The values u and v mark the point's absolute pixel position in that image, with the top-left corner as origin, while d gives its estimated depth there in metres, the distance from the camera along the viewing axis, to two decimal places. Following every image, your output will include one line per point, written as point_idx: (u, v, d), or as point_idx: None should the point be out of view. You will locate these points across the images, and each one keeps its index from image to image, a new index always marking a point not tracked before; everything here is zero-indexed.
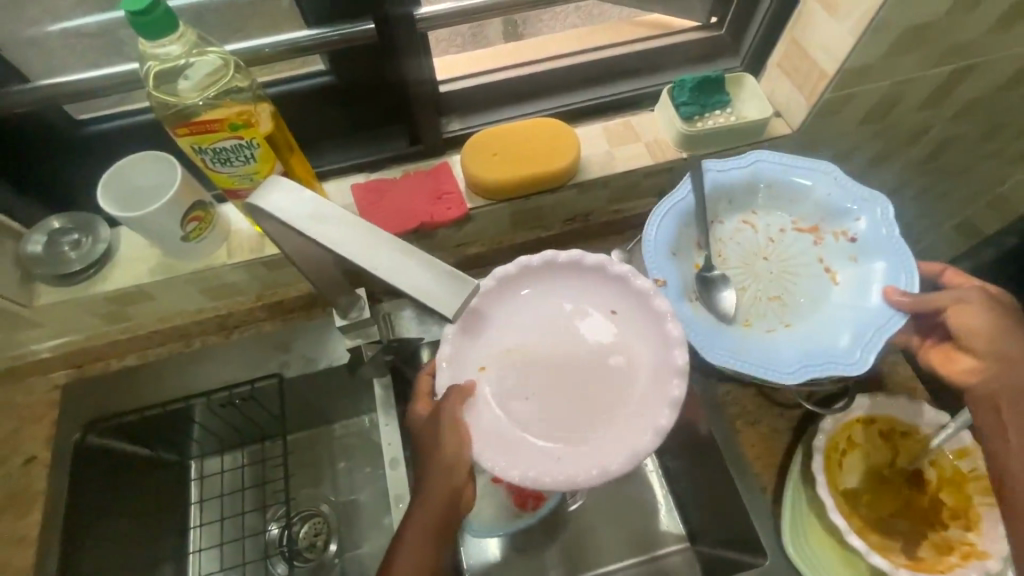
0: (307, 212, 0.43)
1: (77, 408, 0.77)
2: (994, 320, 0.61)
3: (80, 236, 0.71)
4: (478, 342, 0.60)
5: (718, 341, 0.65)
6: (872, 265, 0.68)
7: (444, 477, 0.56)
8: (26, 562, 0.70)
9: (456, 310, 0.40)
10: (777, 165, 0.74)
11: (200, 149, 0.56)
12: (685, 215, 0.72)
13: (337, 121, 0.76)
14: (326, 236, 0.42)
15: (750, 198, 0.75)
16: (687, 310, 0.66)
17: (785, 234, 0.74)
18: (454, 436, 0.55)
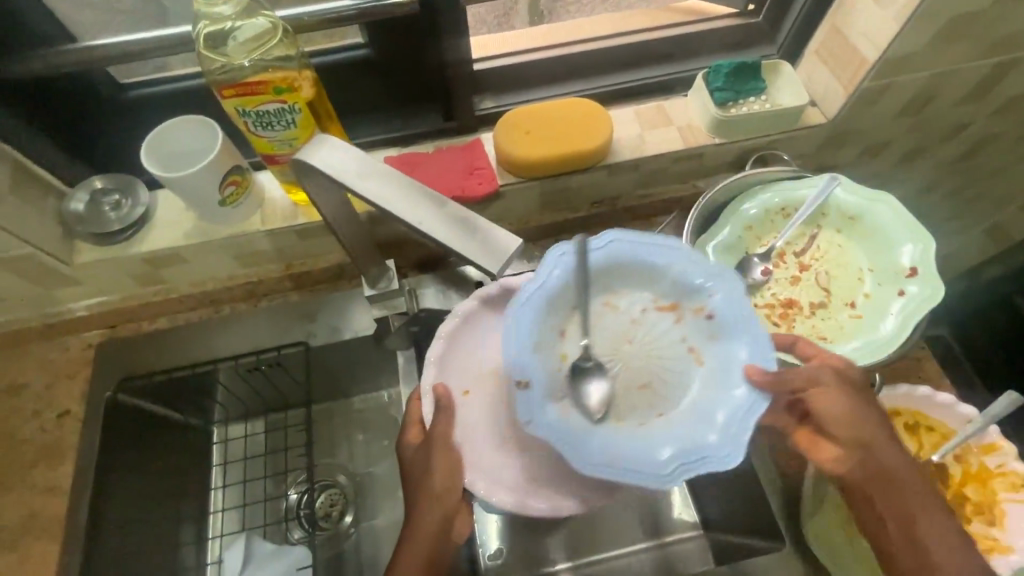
0: (356, 169, 0.45)
1: (110, 367, 0.79)
2: (850, 404, 0.55)
3: (121, 197, 0.72)
4: (460, 365, 0.65)
5: (598, 443, 0.49)
6: (733, 350, 0.52)
7: (432, 506, 0.58)
8: (60, 510, 0.72)
9: (500, 265, 0.43)
10: (629, 243, 0.55)
11: (243, 111, 0.57)
12: (545, 293, 0.53)
13: (373, 95, 0.77)
14: (376, 192, 0.44)
15: (607, 272, 0.56)
16: (561, 418, 0.50)
17: (647, 317, 0.56)
18: (442, 468, 0.59)
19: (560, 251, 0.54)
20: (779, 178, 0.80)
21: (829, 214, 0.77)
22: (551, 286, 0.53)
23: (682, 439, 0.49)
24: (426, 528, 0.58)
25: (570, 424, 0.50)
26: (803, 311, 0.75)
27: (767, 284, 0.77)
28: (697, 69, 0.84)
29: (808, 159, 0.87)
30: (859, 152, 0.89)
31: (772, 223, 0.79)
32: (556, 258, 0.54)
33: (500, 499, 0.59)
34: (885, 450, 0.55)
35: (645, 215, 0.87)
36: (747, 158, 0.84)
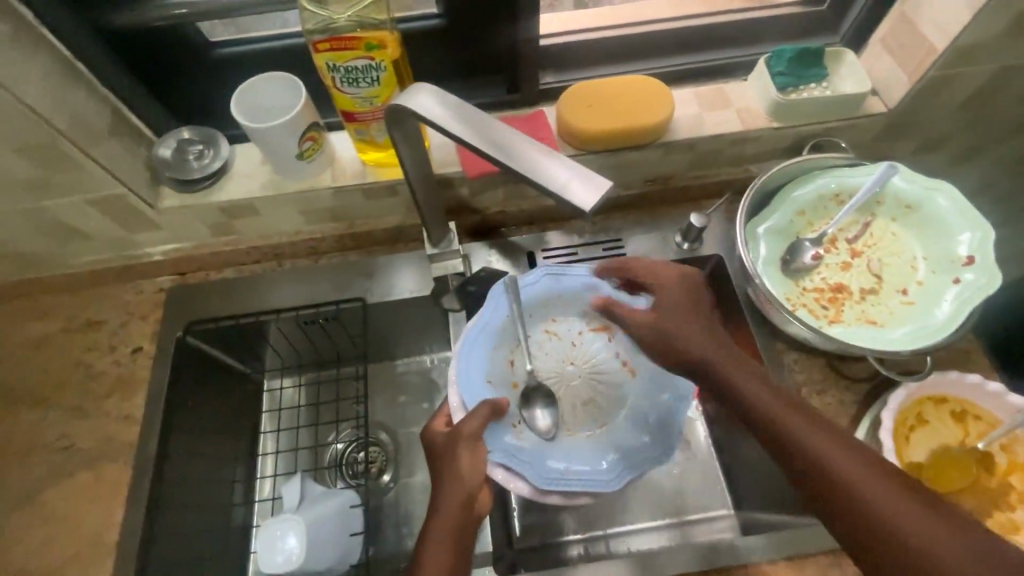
0: (452, 113, 0.48)
1: (180, 309, 0.84)
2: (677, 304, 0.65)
3: (203, 148, 0.77)
4: (479, 361, 0.69)
5: (552, 463, 0.66)
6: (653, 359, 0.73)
7: (456, 485, 0.59)
8: (131, 437, 0.77)
9: (589, 203, 0.41)
10: (566, 274, 0.74)
11: (333, 66, 0.61)
12: (496, 333, 0.71)
13: (442, 65, 0.80)
14: (468, 134, 0.47)
15: (550, 305, 0.75)
16: (518, 445, 0.66)
17: (584, 335, 0.76)
18: (469, 455, 0.60)
19: (500, 293, 0.71)
20: (836, 165, 0.81)
21: (884, 201, 0.78)
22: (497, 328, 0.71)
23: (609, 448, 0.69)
24: (451, 504, 0.58)
25: (528, 446, 0.67)
26: (853, 296, 0.76)
27: (817, 268, 0.78)
28: (757, 55, 0.85)
29: (863, 150, 0.87)
30: (916, 146, 0.89)
31: (825, 208, 0.80)
32: (500, 306, 0.71)
33: (520, 485, 0.63)
34: (699, 349, 0.61)
35: (695, 197, 0.89)
36: (801, 145, 0.85)
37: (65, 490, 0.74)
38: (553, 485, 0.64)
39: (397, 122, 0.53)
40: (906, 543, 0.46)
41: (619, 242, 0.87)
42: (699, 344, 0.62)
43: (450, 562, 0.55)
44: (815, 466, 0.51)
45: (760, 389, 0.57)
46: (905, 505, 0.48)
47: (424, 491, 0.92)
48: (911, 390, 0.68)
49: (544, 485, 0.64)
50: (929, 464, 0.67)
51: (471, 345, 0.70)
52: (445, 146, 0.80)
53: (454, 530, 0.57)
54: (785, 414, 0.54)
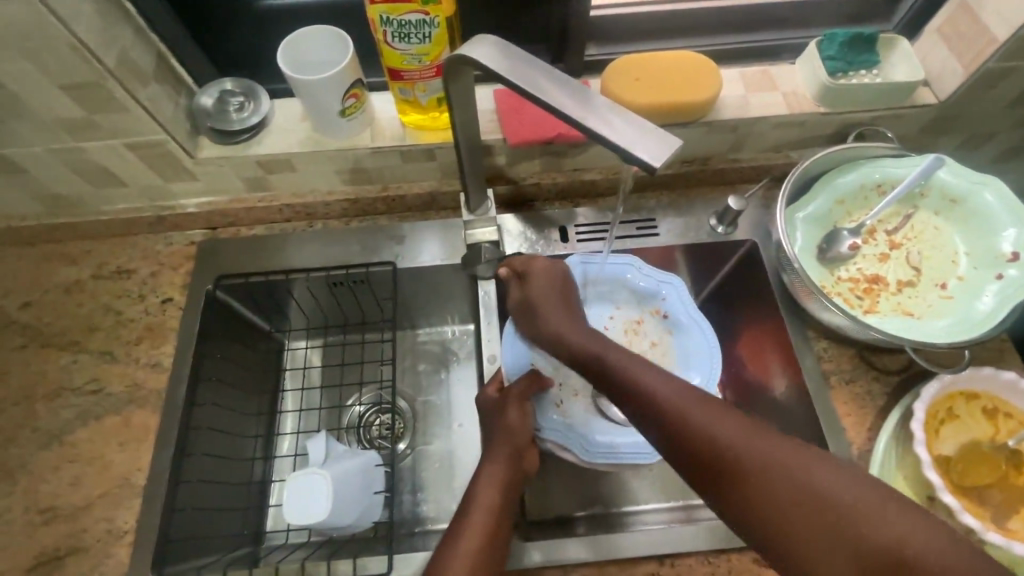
0: (514, 63, 0.47)
1: (208, 263, 0.84)
2: (568, 313, 0.63)
3: (245, 100, 0.76)
4: (520, 348, 0.77)
5: (596, 437, 0.74)
6: (682, 338, 0.79)
7: (505, 434, 0.68)
8: (159, 384, 0.77)
9: (659, 160, 0.40)
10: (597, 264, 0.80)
11: (387, 19, 0.60)
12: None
13: (488, 30, 0.79)
14: (534, 85, 0.46)
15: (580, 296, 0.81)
16: (561, 422, 0.75)
17: (616, 322, 0.82)
18: (519, 410, 0.70)
19: None
20: (880, 155, 0.79)
21: (928, 194, 0.77)
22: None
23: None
24: (502, 447, 0.67)
25: (573, 421, 0.76)
26: (889, 288, 0.75)
27: (853, 258, 0.77)
28: (807, 38, 0.83)
29: (906, 142, 0.86)
30: (960, 141, 0.87)
31: (866, 198, 0.79)
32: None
33: (569, 454, 0.74)
34: (576, 337, 0.60)
35: (732, 180, 0.88)
36: (846, 133, 0.83)
37: (93, 432, 0.75)
38: (598, 455, 0.73)
39: (454, 74, 0.52)
40: (800, 501, 0.43)
41: (653, 222, 0.86)
42: (570, 327, 0.61)
43: (497, 499, 0.62)
44: (696, 435, 0.48)
45: (647, 370, 0.53)
46: (826, 471, 0.43)
47: (441, 460, 0.92)
48: (945, 383, 0.68)
49: (591, 457, 0.73)
50: (957, 458, 0.67)
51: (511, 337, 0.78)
52: (487, 110, 0.79)
53: (502, 485, 0.64)
54: (652, 378, 0.52)
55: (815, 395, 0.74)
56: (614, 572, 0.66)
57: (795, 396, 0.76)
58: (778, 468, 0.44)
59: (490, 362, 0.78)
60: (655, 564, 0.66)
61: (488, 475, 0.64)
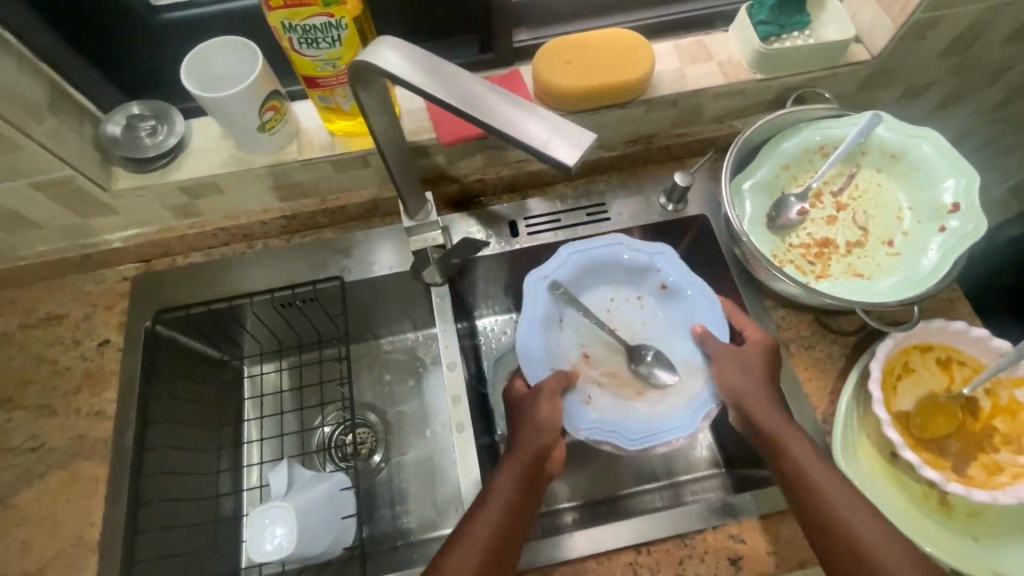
0: (424, 67, 0.44)
1: (145, 298, 0.80)
2: (764, 361, 0.70)
3: (156, 123, 0.72)
4: (540, 352, 0.73)
5: (633, 423, 0.69)
6: (685, 307, 0.77)
7: (535, 432, 0.66)
8: (106, 433, 0.74)
9: (573, 157, 0.38)
10: (589, 250, 0.77)
11: (289, 25, 0.56)
12: (546, 315, 0.75)
13: (409, 25, 0.75)
14: (443, 89, 0.43)
15: (579, 284, 0.78)
16: (597, 416, 0.70)
17: (620, 307, 0.80)
18: (550, 405, 0.67)
19: (531, 295, 0.75)
20: (819, 116, 0.79)
21: (869, 151, 0.77)
22: (549, 314, 0.75)
23: (675, 397, 0.72)
24: (526, 448, 0.66)
25: (609, 413, 0.71)
26: (839, 250, 0.75)
27: (802, 224, 0.77)
28: (737, 4, 0.82)
29: (845, 101, 0.86)
30: (898, 95, 0.87)
31: (810, 162, 0.79)
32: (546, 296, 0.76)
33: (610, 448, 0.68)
34: (755, 389, 0.67)
35: (679, 155, 0.87)
36: (785, 98, 0.82)
37: (40, 491, 0.71)
38: (638, 440, 0.68)
39: (363, 83, 0.48)
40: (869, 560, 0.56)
41: (603, 206, 0.84)
42: (755, 389, 0.67)
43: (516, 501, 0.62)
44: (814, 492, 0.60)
45: (806, 449, 0.63)
46: (875, 527, 0.58)
47: (418, 469, 0.90)
48: (898, 340, 0.68)
49: (631, 443, 0.67)
50: (916, 412, 0.68)
51: (527, 339, 0.74)
52: (419, 108, 0.76)
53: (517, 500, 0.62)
54: (802, 447, 0.63)
55: (777, 364, 0.74)
56: (593, 567, 0.65)
57: None
58: (848, 528, 0.58)
59: (449, 368, 0.76)
60: (632, 553, 0.66)
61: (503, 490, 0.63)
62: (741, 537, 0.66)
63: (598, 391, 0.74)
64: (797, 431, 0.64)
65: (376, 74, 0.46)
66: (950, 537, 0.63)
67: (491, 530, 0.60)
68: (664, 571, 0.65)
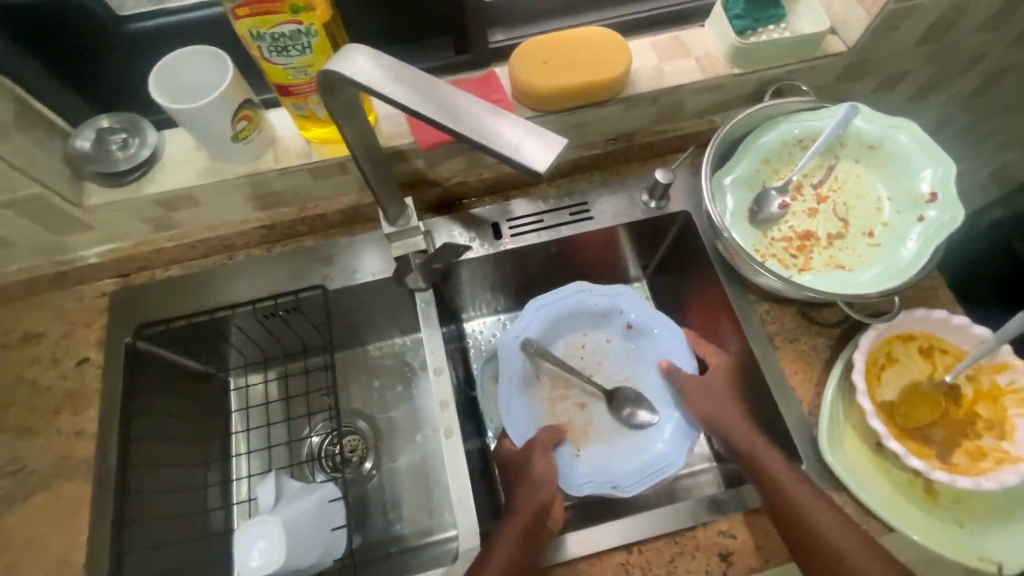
0: (392, 74, 0.43)
1: (125, 314, 0.79)
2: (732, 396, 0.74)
3: (128, 136, 0.70)
4: (521, 413, 0.77)
5: (623, 471, 0.74)
6: (653, 346, 0.81)
7: (533, 488, 0.69)
8: (89, 452, 0.73)
9: (545, 163, 0.38)
10: (549, 303, 0.81)
11: (258, 34, 0.55)
12: (521, 377, 0.79)
13: (383, 28, 0.74)
14: (412, 98, 0.42)
15: (551, 335, 0.82)
16: (587, 470, 0.74)
17: (591, 351, 0.83)
18: (544, 460, 0.72)
19: (502, 358, 0.78)
20: (798, 109, 0.79)
21: (847, 143, 0.77)
22: (523, 373, 0.79)
23: (656, 438, 0.76)
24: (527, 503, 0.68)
25: (598, 459, 0.76)
26: (821, 243, 0.75)
27: (784, 217, 0.77)
28: None
29: (823, 93, 0.86)
30: (875, 85, 0.88)
31: (789, 155, 0.79)
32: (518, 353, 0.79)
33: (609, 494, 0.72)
34: (732, 428, 0.70)
35: (659, 152, 0.87)
36: (763, 91, 0.83)
37: (22, 514, 0.70)
38: (632, 483, 0.73)
39: (331, 93, 0.47)
40: None
41: (586, 206, 0.84)
42: (733, 428, 0.70)
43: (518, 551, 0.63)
44: (805, 526, 0.60)
45: (791, 479, 0.63)
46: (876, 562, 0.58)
47: (410, 475, 0.90)
48: (881, 331, 0.69)
49: (628, 488, 0.72)
50: (899, 401, 0.69)
51: (508, 403, 0.77)
52: (394, 113, 0.75)
53: (522, 541, 0.64)
54: (785, 479, 0.63)
55: (762, 358, 0.74)
56: (585, 569, 0.65)
57: (741, 361, 0.77)
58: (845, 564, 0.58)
59: (435, 374, 0.76)
60: (624, 553, 0.66)
61: (507, 531, 0.65)
62: (732, 533, 0.66)
63: (582, 437, 0.78)
64: (779, 461, 0.65)
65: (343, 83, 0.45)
66: (937, 524, 0.64)
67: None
68: (656, 570, 0.65)
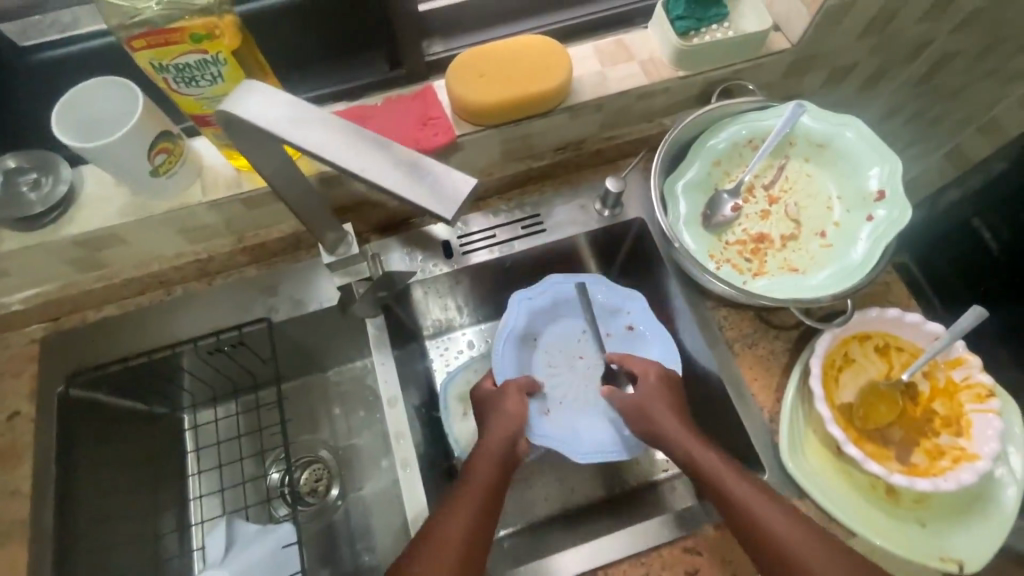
0: (287, 116, 0.39)
1: (57, 361, 0.75)
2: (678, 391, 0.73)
3: (39, 176, 0.66)
4: (512, 355, 0.79)
5: (584, 441, 0.76)
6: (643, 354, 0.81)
7: (506, 417, 0.71)
8: (23, 513, 0.68)
9: (453, 211, 0.36)
10: (563, 283, 0.82)
11: (160, 65, 0.51)
12: (522, 331, 0.81)
13: (312, 45, 0.70)
14: (309, 141, 0.39)
15: (560, 307, 0.83)
16: (549, 426, 0.76)
17: (586, 341, 0.83)
18: (516, 401, 0.73)
19: (513, 306, 0.80)
20: (744, 109, 0.78)
21: (796, 142, 0.76)
22: (522, 331, 0.81)
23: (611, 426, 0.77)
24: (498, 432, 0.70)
25: (565, 423, 0.77)
26: (774, 245, 0.74)
27: (737, 220, 0.76)
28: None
29: (772, 89, 0.85)
30: (824, 78, 0.87)
31: (740, 156, 0.78)
32: (519, 314, 0.80)
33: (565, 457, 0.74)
34: (673, 430, 0.67)
35: (611, 158, 0.85)
36: (711, 92, 0.81)
37: None
38: (579, 454, 0.75)
39: (233, 128, 0.43)
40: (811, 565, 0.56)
41: (538, 218, 0.82)
42: (675, 428, 0.67)
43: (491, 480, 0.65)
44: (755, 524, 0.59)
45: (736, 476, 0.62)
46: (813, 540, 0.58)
47: (378, 502, 0.87)
48: (837, 334, 0.68)
49: (578, 455, 0.74)
50: (858, 403, 0.68)
51: (505, 343, 0.79)
52: None
53: (495, 467, 0.67)
54: (727, 478, 0.62)
55: (721, 366, 0.73)
56: None
57: (702, 369, 0.76)
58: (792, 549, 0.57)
59: (389, 406, 0.74)
60: None
61: (473, 477, 0.65)
62: (697, 550, 0.66)
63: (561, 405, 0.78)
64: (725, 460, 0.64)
65: (236, 124, 0.40)
66: (900, 527, 0.63)
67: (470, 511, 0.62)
68: None
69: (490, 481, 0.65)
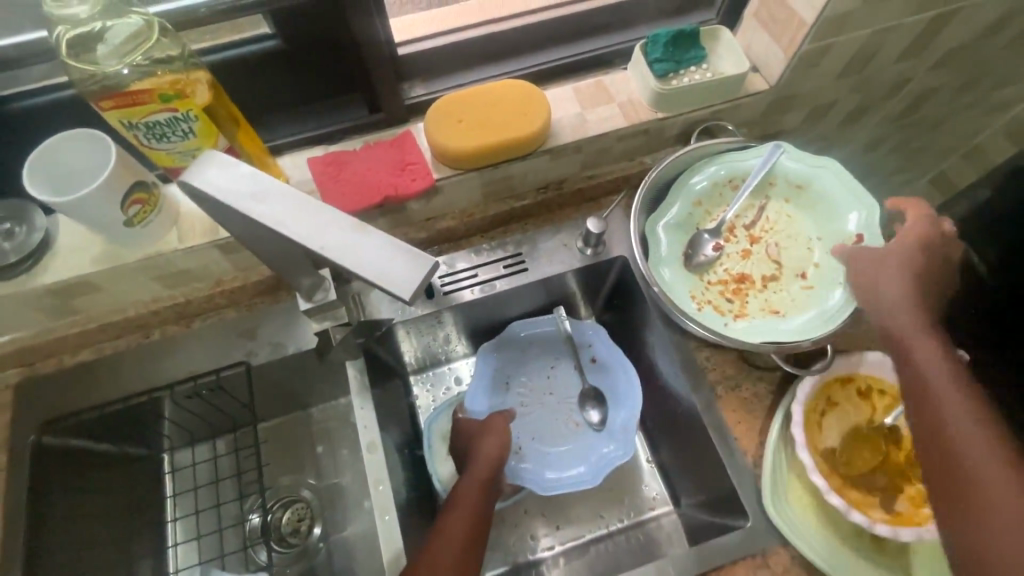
0: (247, 191, 0.40)
1: (30, 407, 0.73)
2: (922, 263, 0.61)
3: (13, 225, 0.66)
4: (484, 396, 0.84)
5: (552, 475, 0.79)
6: (610, 383, 0.84)
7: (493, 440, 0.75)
8: None
9: (410, 290, 0.36)
10: (531, 325, 0.86)
11: (130, 124, 0.51)
12: (494, 374, 0.85)
13: (290, 91, 0.70)
14: (270, 216, 0.39)
15: (530, 347, 0.87)
16: (523, 464, 0.80)
17: (556, 377, 0.87)
18: (495, 436, 0.76)
19: (484, 351, 0.85)
20: (724, 149, 0.78)
21: (776, 182, 0.76)
22: (493, 375, 0.85)
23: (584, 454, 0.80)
24: (486, 459, 0.73)
25: (534, 458, 0.81)
26: (755, 285, 0.74)
27: (718, 260, 0.75)
28: (633, 40, 0.80)
29: (753, 127, 0.85)
30: (804, 115, 0.87)
31: (721, 195, 0.77)
32: (487, 360, 0.85)
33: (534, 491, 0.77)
34: (922, 360, 0.56)
35: (593, 196, 0.85)
36: (692, 131, 0.81)
37: None
38: (549, 487, 0.77)
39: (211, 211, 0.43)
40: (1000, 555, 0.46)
41: (520, 257, 0.81)
42: (923, 357, 0.56)
43: (480, 505, 0.68)
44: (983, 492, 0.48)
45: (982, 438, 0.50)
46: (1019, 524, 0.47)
47: (361, 544, 0.85)
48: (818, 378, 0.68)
49: (543, 486, 0.77)
50: (841, 448, 0.67)
51: (477, 386, 0.84)
52: (305, 183, 0.70)
53: (483, 487, 0.70)
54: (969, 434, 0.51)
55: (705, 409, 0.72)
56: None
57: (686, 411, 0.75)
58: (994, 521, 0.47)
59: (369, 451, 0.73)
60: None
61: (461, 501, 0.67)
62: None
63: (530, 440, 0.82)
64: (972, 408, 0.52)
65: (195, 195, 0.40)
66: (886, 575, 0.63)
67: (462, 528, 0.64)
68: None
69: (477, 502, 0.68)
